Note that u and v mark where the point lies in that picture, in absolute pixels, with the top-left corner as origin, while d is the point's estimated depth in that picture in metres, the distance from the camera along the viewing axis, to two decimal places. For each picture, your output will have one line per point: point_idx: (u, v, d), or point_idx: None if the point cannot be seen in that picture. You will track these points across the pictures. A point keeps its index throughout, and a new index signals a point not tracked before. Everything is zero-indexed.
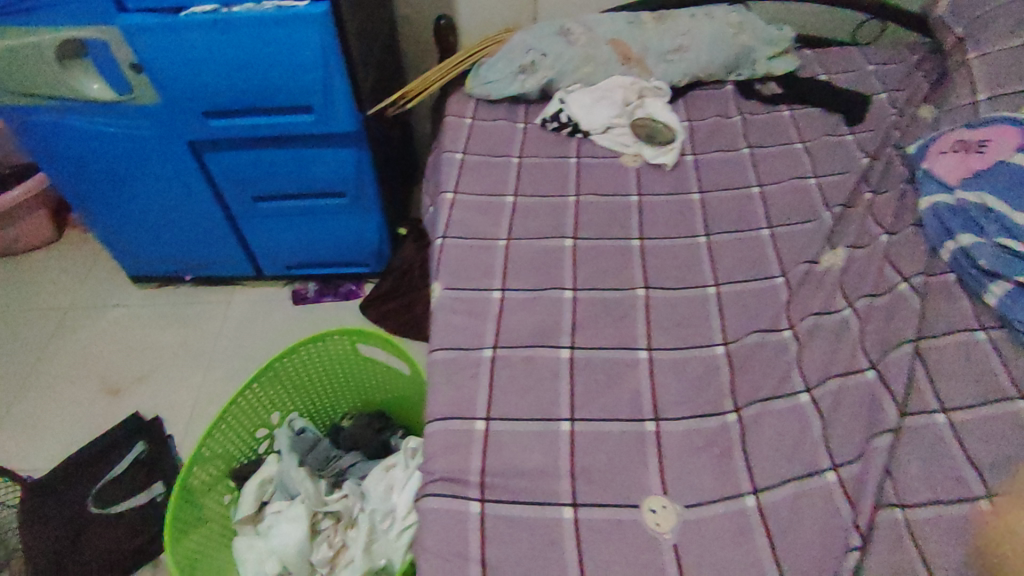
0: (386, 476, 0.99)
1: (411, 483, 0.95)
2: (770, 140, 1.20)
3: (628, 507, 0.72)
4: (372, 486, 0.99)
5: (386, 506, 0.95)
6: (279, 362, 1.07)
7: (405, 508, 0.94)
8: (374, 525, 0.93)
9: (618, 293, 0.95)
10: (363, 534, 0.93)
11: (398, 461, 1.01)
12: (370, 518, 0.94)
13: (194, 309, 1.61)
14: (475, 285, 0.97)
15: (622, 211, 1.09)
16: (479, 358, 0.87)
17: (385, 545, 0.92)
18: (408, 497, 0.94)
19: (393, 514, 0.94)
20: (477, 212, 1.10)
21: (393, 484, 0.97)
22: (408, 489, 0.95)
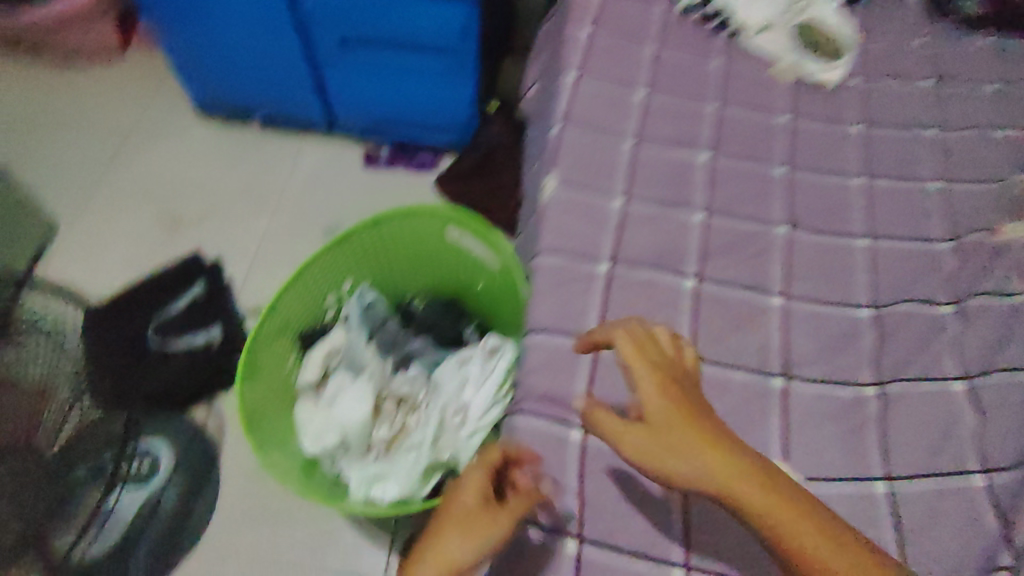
0: (457, 370, 0.96)
1: (488, 384, 0.92)
2: (958, 70, 0.98)
3: None
4: (444, 379, 0.96)
5: (458, 402, 0.92)
6: (361, 231, 0.99)
7: (478, 410, 0.91)
8: (444, 419, 0.91)
9: (754, 226, 0.83)
10: (431, 426, 0.91)
11: (472, 357, 0.97)
12: (441, 413, 0.92)
13: (260, 155, 1.51)
14: (594, 188, 0.86)
15: (766, 131, 0.92)
16: (593, 273, 0.78)
17: (453, 442, 0.90)
18: (483, 398, 0.91)
19: (463, 412, 0.91)
20: (602, 101, 0.95)
21: (467, 380, 0.93)
22: (483, 392, 0.92)
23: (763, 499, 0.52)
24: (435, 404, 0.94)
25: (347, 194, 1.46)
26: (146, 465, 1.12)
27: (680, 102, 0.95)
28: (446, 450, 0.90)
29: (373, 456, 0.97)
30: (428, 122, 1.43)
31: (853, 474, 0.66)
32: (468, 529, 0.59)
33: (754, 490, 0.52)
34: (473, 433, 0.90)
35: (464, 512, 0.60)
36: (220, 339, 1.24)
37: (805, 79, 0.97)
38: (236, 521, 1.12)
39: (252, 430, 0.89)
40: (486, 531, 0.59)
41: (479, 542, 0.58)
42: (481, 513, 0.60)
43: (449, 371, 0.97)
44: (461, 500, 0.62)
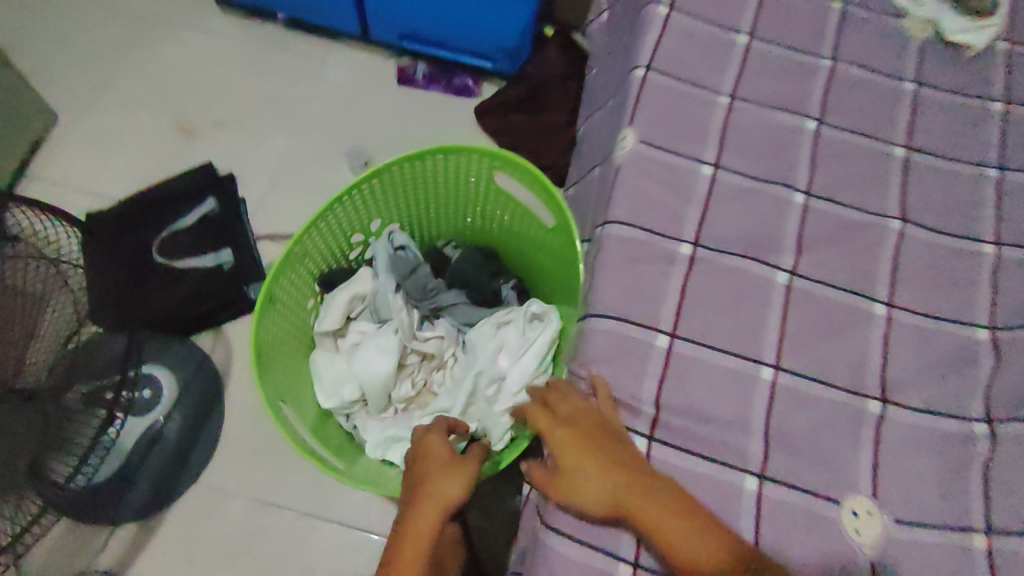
0: (492, 333, 0.87)
1: (527, 356, 0.83)
2: None
3: (826, 501, 0.60)
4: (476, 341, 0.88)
5: (491, 370, 0.84)
6: (398, 167, 0.87)
7: (515, 384, 0.81)
8: (476, 386, 0.84)
9: (865, 216, 0.71)
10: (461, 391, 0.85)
11: (510, 320, 0.88)
12: (473, 380, 0.84)
13: (284, 60, 1.35)
14: (681, 150, 0.73)
15: (888, 99, 0.77)
16: (674, 255, 0.67)
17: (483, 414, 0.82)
18: (522, 370, 0.81)
19: (497, 382, 0.84)
20: (698, 43, 0.79)
21: (503, 346, 0.85)
22: (522, 363, 0.82)
23: (661, 521, 0.54)
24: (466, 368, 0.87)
25: (377, 113, 1.32)
26: (147, 395, 1.06)
27: (791, 54, 0.79)
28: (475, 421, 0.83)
29: (391, 413, 0.91)
30: (473, 44, 1.26)
31: (949, 520, 0.59)
32: (446, 475, 0.68)
33: (651, 511, 0.55)
34: (508, 408, 0.81)
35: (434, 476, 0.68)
36: (230, 265, 1.15)
37: (941, 36, 0.80)
38: (241, 459, 1.07)
39: (265, 380, 0.79)
40: (453, 476, 0.68)
41: (452, 486, 0.67)
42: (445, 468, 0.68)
43: (483, 334, 0.88)
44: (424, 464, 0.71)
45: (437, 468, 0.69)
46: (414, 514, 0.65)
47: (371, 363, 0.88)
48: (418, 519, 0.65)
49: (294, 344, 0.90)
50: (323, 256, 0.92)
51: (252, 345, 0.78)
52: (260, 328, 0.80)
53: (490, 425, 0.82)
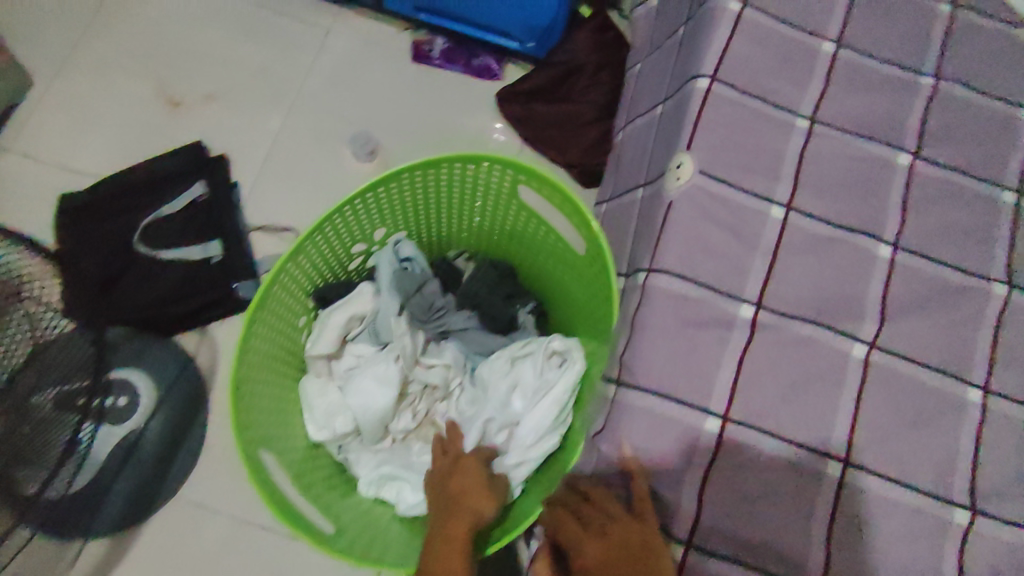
0: (505, 368, 0.76)
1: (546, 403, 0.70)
2: None
3: None
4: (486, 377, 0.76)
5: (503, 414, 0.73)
6: (409, 174, 0.74)
7: (528, 435, 0.70)
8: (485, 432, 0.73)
9: (961, 278, 0.59)
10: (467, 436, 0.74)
11: (524, 355, 0.76)
12: (481, 424, 0.73)
13: (287, 25, 1.21)
14: (747, 184, 0.61)
15: (998, 131, 0.65)
16: (732, 318, 0.56)
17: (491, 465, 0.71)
18: (537, 419, 0.70)
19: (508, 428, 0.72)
20: (773, 49, 0.66)
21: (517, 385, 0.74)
22: (539, 411, 0.70)
23: None
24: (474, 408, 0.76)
25: (388, 92, 1.19)
26: (122, 402, 0.97)
27: (884, 69, 0.66)
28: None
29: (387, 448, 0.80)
30: (497, 21, 1.12)
31: None
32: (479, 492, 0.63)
33: None
34: (520, 462, 0.69)
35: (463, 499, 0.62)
36: (219, 258, 1.04)
37: None
38: None
39: (243, 418, 0.68)
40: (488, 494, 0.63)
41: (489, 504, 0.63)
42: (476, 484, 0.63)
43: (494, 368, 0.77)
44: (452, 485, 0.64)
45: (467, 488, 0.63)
46: (443, 543, 0.59)
47: (366, 395, 0.76)
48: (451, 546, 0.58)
49: (282, 368, 0.79)
50: (319, 268, 0.81)
51: (231, 375, 0.66)
52: (242, 357, 0.68)
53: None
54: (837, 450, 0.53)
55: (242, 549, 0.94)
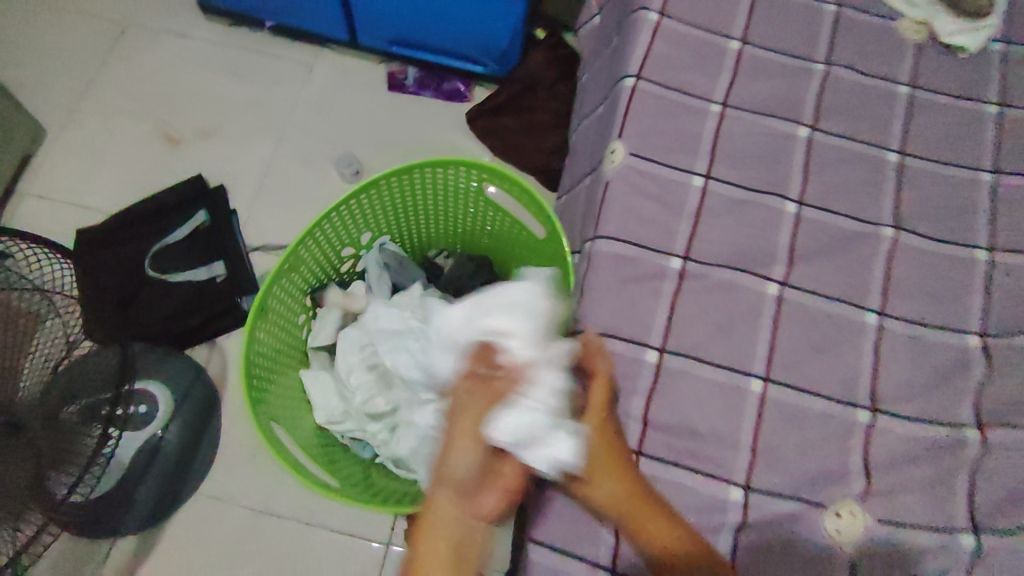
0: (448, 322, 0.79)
1: None
2: None
3: (809, 505, 0.59)
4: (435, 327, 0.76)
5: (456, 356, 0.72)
6: (387, 180, 0.85)
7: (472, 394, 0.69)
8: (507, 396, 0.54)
9: (857, 225, 0.70)
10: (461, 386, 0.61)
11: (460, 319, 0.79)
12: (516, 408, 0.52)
13: (275, 67, 1.35)
14: (670, 160, 0.72)
15: (882, 104, 0.76)
16: (663, 269, 0.67)
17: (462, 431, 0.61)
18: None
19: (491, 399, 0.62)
20: (687, 51, 0.78)
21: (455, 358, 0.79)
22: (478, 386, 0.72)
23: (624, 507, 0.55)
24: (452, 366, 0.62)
25: (368, 118, 1.31)
26: (143, 409, 1.05)
27: (783, 59, 0.78)
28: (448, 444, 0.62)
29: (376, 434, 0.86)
30: (460, 48, 1.26)
31: (937, 525, 0.58)
32: (455, 441, 0.52)
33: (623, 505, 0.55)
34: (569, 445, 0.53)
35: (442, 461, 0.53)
36: (223, 277, 1.14)
37: (937, 39, 0.79)
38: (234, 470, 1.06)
39: (257, 402, 0.78)
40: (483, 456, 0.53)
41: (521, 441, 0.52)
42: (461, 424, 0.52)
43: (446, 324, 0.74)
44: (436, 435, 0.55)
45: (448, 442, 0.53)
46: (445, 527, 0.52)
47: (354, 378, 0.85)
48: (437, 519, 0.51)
49: (287, 363, 0.89)
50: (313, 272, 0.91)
51: (243, 359, 0.77)
52: (248, 355, 0.78)
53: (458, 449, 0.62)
54: (759, 372, 0.63)
55: (259, 536, 1.02)
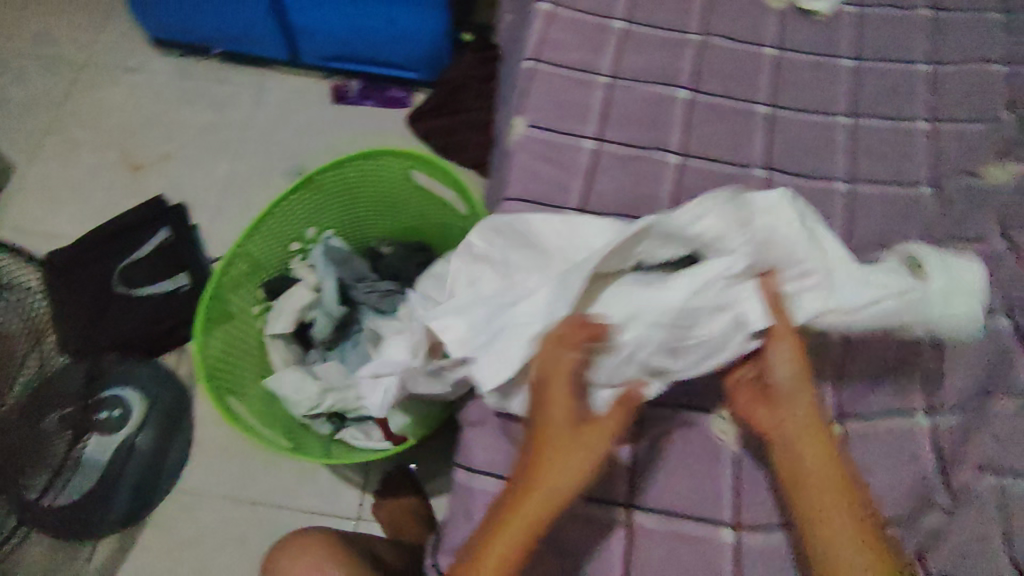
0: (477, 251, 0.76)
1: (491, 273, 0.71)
2: None
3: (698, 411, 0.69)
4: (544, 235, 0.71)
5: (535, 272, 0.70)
6: (322, 174, 0.94)
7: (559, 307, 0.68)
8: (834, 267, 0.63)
9: (733, 169, 0.79)
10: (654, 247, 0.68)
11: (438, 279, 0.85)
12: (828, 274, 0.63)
13: (227, 91, 1.44)
14: (564, 127, 0.81)
15: (753, 66, 0.87)
16: (560, 220, 0.75)
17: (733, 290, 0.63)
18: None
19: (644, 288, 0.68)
20: (578, 34, 0.88)
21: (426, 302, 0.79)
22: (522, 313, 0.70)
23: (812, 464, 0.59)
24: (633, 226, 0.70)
25: (318, 129, 1.40)
26: (118, 413, 1.09)
27: (662, 33, 0.88)
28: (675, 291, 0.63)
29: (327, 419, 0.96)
30: (394, 57, 1.36)
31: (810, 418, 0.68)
32: (567, 471, 0.57)
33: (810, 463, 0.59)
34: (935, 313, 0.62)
35: (549, 457, 0.57)
36: (189, 286, 1.21)
37: (797, 6, 0.90)
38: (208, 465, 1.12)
39: (221, 393, 0.89)
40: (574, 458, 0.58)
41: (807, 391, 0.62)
42: (810, 443, 0.60)
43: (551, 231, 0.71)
44: (540, 425, 0.59)
45: (754, 399, 0.64)
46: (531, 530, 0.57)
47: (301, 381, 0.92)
48: (526, 511, 0.56)
49: (250, 355, 0.98)
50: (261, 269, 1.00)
51: (195, 340, 0.86)
52: (205, 351, 0.88)
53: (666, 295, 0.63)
54: None
55: (235, 523, 1.07)
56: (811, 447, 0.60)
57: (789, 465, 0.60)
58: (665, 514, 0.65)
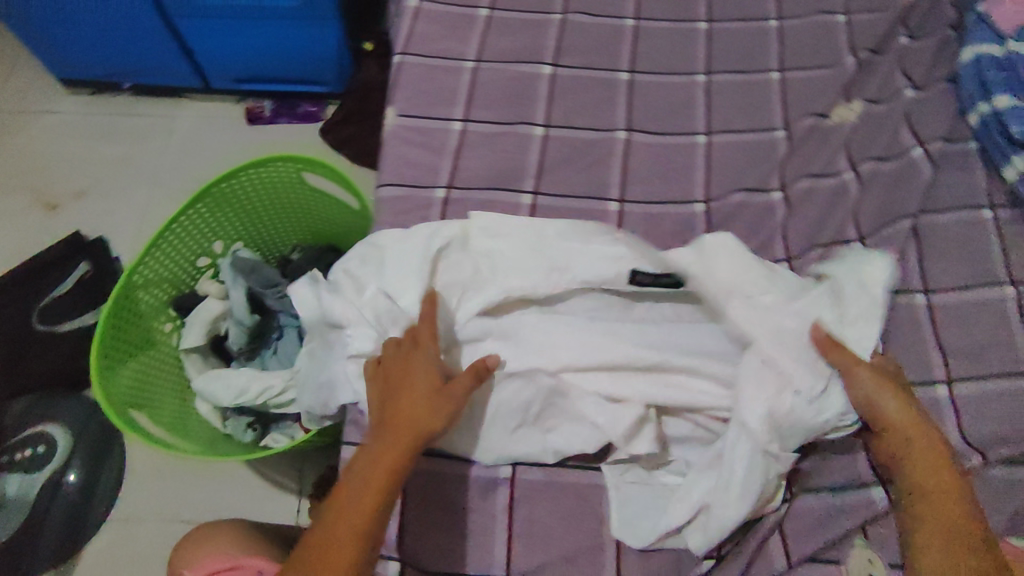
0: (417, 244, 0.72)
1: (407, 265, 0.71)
2: None
3: None
4: (500, 254, 0.72)
5: (479, 288, 0.70)
6: (218, 186, 0.97)
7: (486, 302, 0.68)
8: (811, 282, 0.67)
9: (596, 134, 0.83)
10: (598, 269, 0.69)
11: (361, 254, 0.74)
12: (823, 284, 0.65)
13: (140, 124, 1.46)
14: (432, 112, 0.84)
15: (613, 38, 0.91)
16: (431, 198, 0.78)
17: (795, 379, 0.60)
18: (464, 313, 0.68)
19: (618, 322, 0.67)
20: (444, 24, 0.91)
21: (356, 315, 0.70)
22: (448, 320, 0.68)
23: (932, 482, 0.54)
24: (583, 257, 0.70)
25: (234, 152, 1.43)
26: (42, 449, 1.10)
27: (524, 17, 0.92)
28: (758, 406, 0.60)
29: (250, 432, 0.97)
30: (300, 73, 1.39)
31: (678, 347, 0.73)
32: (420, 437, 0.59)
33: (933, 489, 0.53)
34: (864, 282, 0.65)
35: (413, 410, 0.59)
36: None
37: None
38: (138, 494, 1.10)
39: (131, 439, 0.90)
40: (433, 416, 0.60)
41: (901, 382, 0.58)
42: (912, 440, 0.55)
43: (496, 248, 0.73)
44: (402, 385, 0.61)
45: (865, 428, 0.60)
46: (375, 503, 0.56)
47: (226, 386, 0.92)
48: (387, 455, 0.57)
49: (164, 377, 0.98)
50: (162, 290, 1.00)
51: (93, 361, 0.86)
52: (110, 384, 0.87)
53: (749, 418, 0.60)
54: None
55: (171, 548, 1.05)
56: (916, 445, 0.55)
57: (902, 467, 0.55)
58: (547, 470, 0.66)
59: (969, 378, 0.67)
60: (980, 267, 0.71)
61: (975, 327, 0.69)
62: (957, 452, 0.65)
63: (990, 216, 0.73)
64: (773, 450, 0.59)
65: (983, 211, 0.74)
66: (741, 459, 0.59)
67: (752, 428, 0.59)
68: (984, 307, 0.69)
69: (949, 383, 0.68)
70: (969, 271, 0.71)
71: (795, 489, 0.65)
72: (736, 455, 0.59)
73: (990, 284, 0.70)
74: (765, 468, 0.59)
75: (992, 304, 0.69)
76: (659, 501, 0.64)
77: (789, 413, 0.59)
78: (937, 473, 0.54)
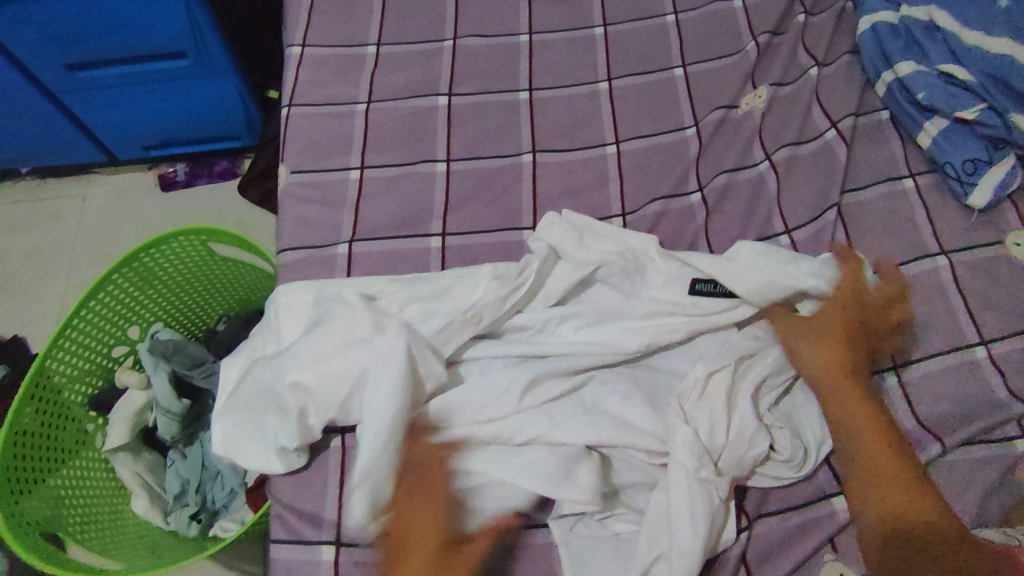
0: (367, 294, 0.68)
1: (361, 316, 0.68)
2: None
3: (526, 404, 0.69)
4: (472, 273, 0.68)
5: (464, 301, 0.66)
6: (118, 274, 0.91)
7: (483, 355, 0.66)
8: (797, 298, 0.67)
9: (501, 160, 0.79)
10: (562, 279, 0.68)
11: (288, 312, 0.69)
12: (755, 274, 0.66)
13: (47, 208, 1.38)
14: (328, 165, 0.79)
15: (510, 55, 0.88)
16: (333, 256, 0.73)
17: (745, 410, 0.60)
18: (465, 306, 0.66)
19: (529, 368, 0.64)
20: (332, 67, 0.87)
21: (345, 343, 0.63)
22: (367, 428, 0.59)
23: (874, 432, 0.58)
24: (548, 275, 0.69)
25: (151, 223, 1.36)
26: None
27: (413, 48, 0.88)
28: (688, 431, 0.58)
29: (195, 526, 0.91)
30: (207, 131, 1.32)
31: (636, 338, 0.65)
32: None
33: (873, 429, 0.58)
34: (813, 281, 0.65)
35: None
36: None
37: None
38: None
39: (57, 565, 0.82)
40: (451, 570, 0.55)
41: (828, 330, 0.62)
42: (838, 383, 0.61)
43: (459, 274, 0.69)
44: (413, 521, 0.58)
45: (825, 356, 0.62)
46: None
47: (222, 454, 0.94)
48: None
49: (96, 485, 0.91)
50: (74, 392, 0.92)
51: None
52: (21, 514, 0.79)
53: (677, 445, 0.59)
54: None
55: None
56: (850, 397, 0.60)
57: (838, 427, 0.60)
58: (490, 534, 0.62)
59: (914, 364, 0.64)
60: (906, 243, 0.69)
61: (911, 306, 0.66)
62: (914, 440, 0.61)
63: (910, 186, 0.72)
64: (706, 477, 0.57)
65: (900, 182, 0.73)
66: (677, 498, 0.56)
67: (681, 457, 0.58)
68: (916, 284, 0.67)
69: (896, 370, 0.65)
70: (896, 249, 0.69)
71: (752, 512, 0.61)
72: (679, 492, 0.56)
73: (919, 258, 0.68)
74: (702, 502, 0.56)
75: (924, 278, 0.67)
76: (619, 555, 0.58)
77: (722, 446, 0.59)
78: (876, 446, 0.57)
